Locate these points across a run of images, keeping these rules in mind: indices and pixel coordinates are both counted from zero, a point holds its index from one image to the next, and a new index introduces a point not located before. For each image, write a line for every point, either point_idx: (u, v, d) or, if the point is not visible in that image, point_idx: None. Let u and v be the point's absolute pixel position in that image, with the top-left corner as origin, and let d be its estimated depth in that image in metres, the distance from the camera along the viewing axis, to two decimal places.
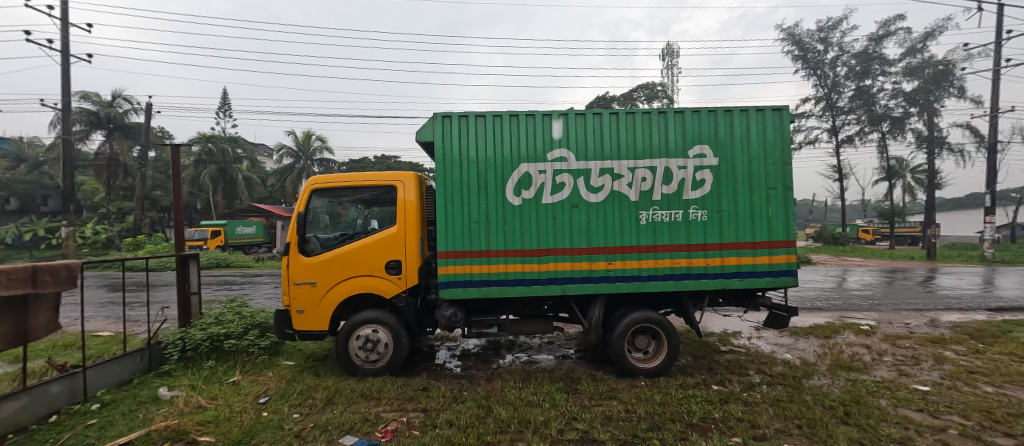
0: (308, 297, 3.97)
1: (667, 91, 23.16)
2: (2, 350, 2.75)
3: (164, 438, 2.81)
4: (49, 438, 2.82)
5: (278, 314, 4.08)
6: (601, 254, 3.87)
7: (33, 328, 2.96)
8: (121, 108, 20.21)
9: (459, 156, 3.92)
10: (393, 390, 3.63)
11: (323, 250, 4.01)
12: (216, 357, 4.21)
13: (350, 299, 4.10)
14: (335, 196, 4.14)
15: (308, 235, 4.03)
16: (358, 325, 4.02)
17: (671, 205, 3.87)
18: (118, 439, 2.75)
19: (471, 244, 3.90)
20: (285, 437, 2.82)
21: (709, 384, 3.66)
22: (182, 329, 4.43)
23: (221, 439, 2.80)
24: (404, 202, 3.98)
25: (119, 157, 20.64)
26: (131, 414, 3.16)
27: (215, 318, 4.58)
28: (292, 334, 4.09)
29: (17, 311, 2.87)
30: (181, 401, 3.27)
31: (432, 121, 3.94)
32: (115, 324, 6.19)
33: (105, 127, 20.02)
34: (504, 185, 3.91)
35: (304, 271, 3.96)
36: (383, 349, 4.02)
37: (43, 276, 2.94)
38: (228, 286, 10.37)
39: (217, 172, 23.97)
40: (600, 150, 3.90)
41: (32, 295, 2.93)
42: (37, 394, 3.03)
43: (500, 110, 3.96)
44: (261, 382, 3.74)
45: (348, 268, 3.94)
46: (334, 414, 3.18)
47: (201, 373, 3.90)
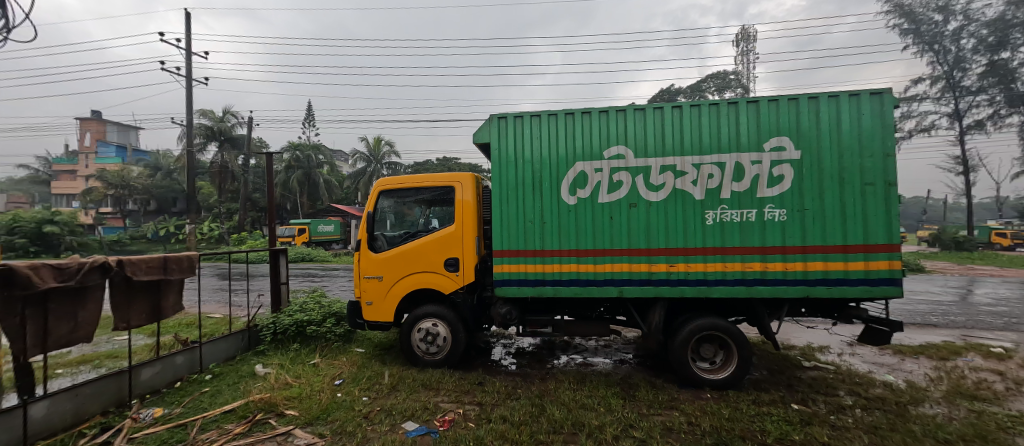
0: (375, 290, 4.29)
1: (742, 80, 21.31)
2: (143, 325, 3.35)
3: (259, 408, 3.19)
4: (175, 400, 3.37)
5: (351, 305, 4.45)
6: (661, 255, 3.68)
7: (166, 307, 3.55)
8: (229, 123, 23.37)
9: (514, 157, 3.97)
10: (450, 383, 3.77)
11: (389, 248, 4.29)
12: (300, 341, 4.70)
13: (413, 294, 4.33)
14: (400, 197, 4.39)
15: (377, 233, 4.36)
16: (419, 319, 4.24)
17: (743, 203, 3.55)
18: (225, 407, 3.20)
19: (526, 243, 3.93)
20: (355, 418, 3.06)
21: (788, 403, 3.30)
22: (274, 314, 4.99)
23: (303, 415, 3.11)
24: (462, 202, 4.12)
25: (228, 165, 23.91)
26: (235, 386, 3.64)
27: (300, 306, 5.08)
28: (361, 323, 4.43)
29: (154, 292, 3.46)
30: (273, 378, 3.69)
31: (489, 122, 4.04)
32: (224, 307, 7.16)
33: (218, 138, 23.24)
34: (559, 185, 3.87)
35: (373, 266, 4.29)
36: (441, 342, 4.19)
37: (171, 264, 3.53)
38: (312, 278, 11.53)
39: (304, 177, 26.71)
40: (661, 145, 3.70)
41: (164, 280, 3.52)
42: (167, 363, 3.62)
43: (555, 109, 3.94)
44: (337, 366, 4.10)
45: (411, 264, 4.18)
46: (398, 400, 3.39)
47: (289, 354, 4.38)
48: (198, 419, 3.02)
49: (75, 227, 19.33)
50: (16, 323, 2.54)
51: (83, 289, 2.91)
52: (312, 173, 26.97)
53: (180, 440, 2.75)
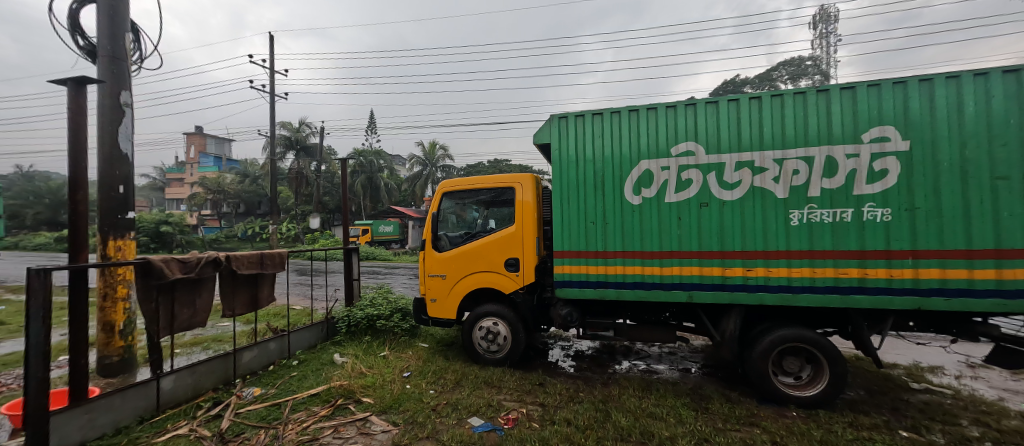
0: (439, 288, 4.45)
1: (822, 67, 19.28)
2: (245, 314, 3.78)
3: (338, 394, 3.45)
4: (269, 381, 3.75)
5: (416, 302, 4.65)
6: (736, 259, 3.42)
7: (262, 298, 3.97)
8: (305, 133, 25.63)
9: (574, 157, 3.92)
10: (512, 382, 3.80)
11: (451, 247, 4.42)
12: (371, 333, 5.00)
13: (474, 292, 4.43)
14: (460, 198, 4.51)
15: (439, 233, 4.52)
16: (480, 317, 4.32)
17: (835, 202, 3.19)
18: (310, 391, 3.50)
19: (587, 244, 3.85)
20: (424, 410, 3.19)
21: (893, 429, 2.90)
22: (348, 308, 5.37)
23: (377, 403, 3.30)
24: (521, 203, 4.13)
25: (304, 171, 26.22)
26: (317, 372, 3.96)
27: (370, 301, 5.41)
28: (426, 320, 4.61)
29: (253, 285, 3.89)
30: (350, 367, 3.96)
31: (549, 122, 4.03)
32: (303, 300, 7.85)
33: (295, 147, 25.59)
34: (622, 184, 3.75)
35: (437, 265, 4.46)
36: (502, 341, 4.23)
37: (267, 260, 3.95)
38: (377, 275, 12.28)
39: (368, 181, 28.52)
40: (736, 140, 3.44)
41: (261, 274, 3.94)
42: (262, 348, 4.04)
43: (618, 106, 3.82)
44: (404, 359, 4.31)
45: (473, 264, 4.28)
46: (463, 395, 3.48)
47: (362, 345, 4.68)
48: (288, 401, 3.34)
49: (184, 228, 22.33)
50: (152, 309, 3.00)
51: (200, 281, 3.36)
52: (375, 177, 28.71)
53: (275, 419, 3.06)
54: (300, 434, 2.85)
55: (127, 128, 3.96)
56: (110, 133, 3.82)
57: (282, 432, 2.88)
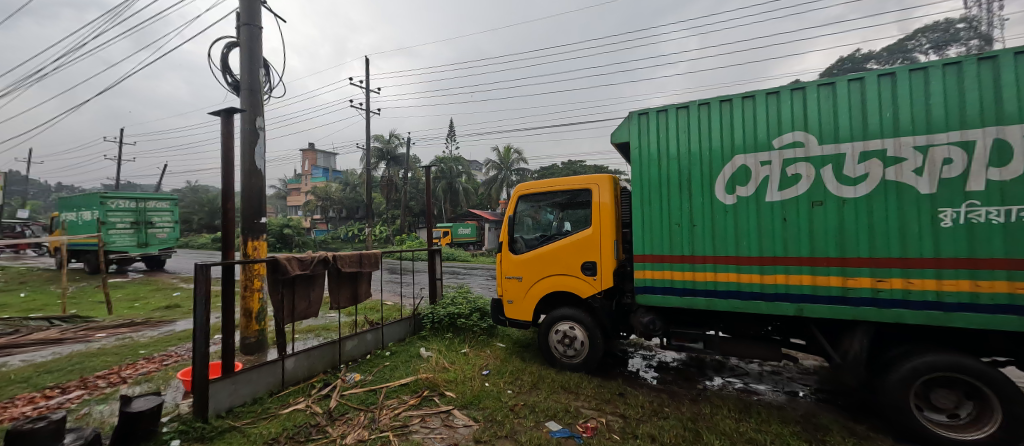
0: (515, 290, 4.47)
1: (975, 31, 15.70)
2: (348, 307, 4.20)
3: (424, 386, 3.64)
4: (366, 369, 4.10)
5: (493, 303, 4.73)
6: (863, 267, 2.88)
7: (361, 293, 4.38)
8: (394, 144, 27.97)
9: (656, 154, 3.67)
10: (590, 389, 3.66)
11: (527, 250, 4.42)
12: (453, 331, 5.21)
13: (550, 295, 4.36)
14: (536, 201, 4.49)
15: (516, 235, 4.54)
16: (556, 320, 4.24)
17: (1008, 197, 2.52)
18: (400, 381, 3.74)
19: (671, 248, 3.57)
20: (502, 409, 3.22)
21: None
22: (432, 305, 5.67)
23: (459, 398, 3.41)
24: (598, 204, 3.96)
25: (393, 178, 28.63)
26: (406, 363, 4.23)
27: (451, 300, 5.64)
28: (503, 320, 4.66)
29: (354, 281, 4.30)
30: (434, 361, 4.16)
31: (628, 119, 3.83)
32: (393, 297, 8.51)
33: (386, 157, 28.06)
34: (713, 182, 3.41)
35: (513, 267, 4.49)
36: (579, 346, 4.10)
37: (365, 260, 4.35)
38: (458, 275, 12.87)
39: (448, 186, 30.11)
40: (861, 127, 2.91)
41: (360, 272, 4.34)
42: (361, 339, 4.44)
43: (707, 97, 3.49)
44: (483, 357, 4.40)
45: (548, 266, 4.22)
46: (540, 398, 3.44)
47: (445, 341, 4.89)
48: (382, 388, 3.61)
49: (298, 230, 25.80)
50: (279, 299, 3.49)
51: (313, 277, 3.83)
52: (455, 182, 30.19)
53: (371, 404, 3.34)
54: (393, 420, 3.06)
55: (261, 147, 4.68)
56: (248, 151, 4.56)
57: (377, 417, 3.12)
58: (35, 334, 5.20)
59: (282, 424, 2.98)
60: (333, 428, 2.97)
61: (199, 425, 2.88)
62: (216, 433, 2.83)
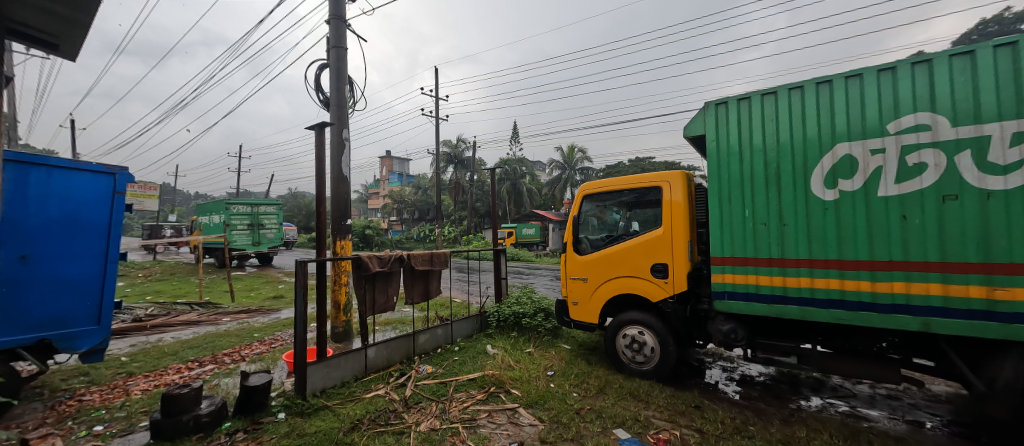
0: (581, 291, 4.42)
1: None
2: (421, 302, 4.50)
3: (490, 382, 3.75)
4: (437, 362, 4.34)
5: (558, 303, 4.71)
6: (1016, 275, 2.36)
7: (432, 290, 4.65)
8: (461, 148, 29.18)
9: (738, 147, 3.40)
10: (662, 398, 3.49)
11: (592, 251, 4.34)
12: (518, 330, 5.28)
13: (617, 298, 4.23)
14: (602, 200, 4.40)
15: (580, 236, 4.49)
16: (625, 324, 4.11)
17: None
18: (469, 375, 3.90)
19: (757, 249, 3.28)
20: (569, 411, 3.21)
21: None
22: (498, 303, 5.81)
23: (524, 396, 3.46)
24: (670, 203, 3.77)
25: (460, 181, 29.88)
26: (474, 359, 4.39)
27: (516, 299, 5.74)
28: (568, 321, 4.63)
29: (426, 279, 4.58)
30: (500, 358, 4.26)
31: (705, 111, 3.60)
32: (461, 294, 8.88)
33: (454, 161, 29.38)
34: (808, 176, 3.06)
35: (578, 268, 4.44)
36: (649, 353, 3.93)
37: (436, 258, 4.62)
38: (522, 275, 13.05)
39: (512, 187, 30.61)
40: (1013, 101, 2.39)
41: (431, 270, 4.61)
42: (432, 333, 4.71)
43: (799, 81, 3.15)
44: (548, 358, 4.41)
45: (615, 268, 4.10)
46: (607, 404, 3.37)
47: (510, 339, 4.98)
48: (452, 381, 3.80)
49: (378, 231, 28.06)
50: (363, 293, 3.85)
51: (390, 274, 4.16)
52: (519, 183, 30.61)
53: (442, 395, 3.53)
54: (462, 413, 3.21)
55: (347, 156, 5.20)
56: (337, 160, 5.08)
57: (448, 408, 3.30)
58: (179, 317, 6.31)
59: (366, 407, 3.28)
60: (408, 415, 3.19)
61: (300, 401, 3.28)
62: (312, 410, 3.20)
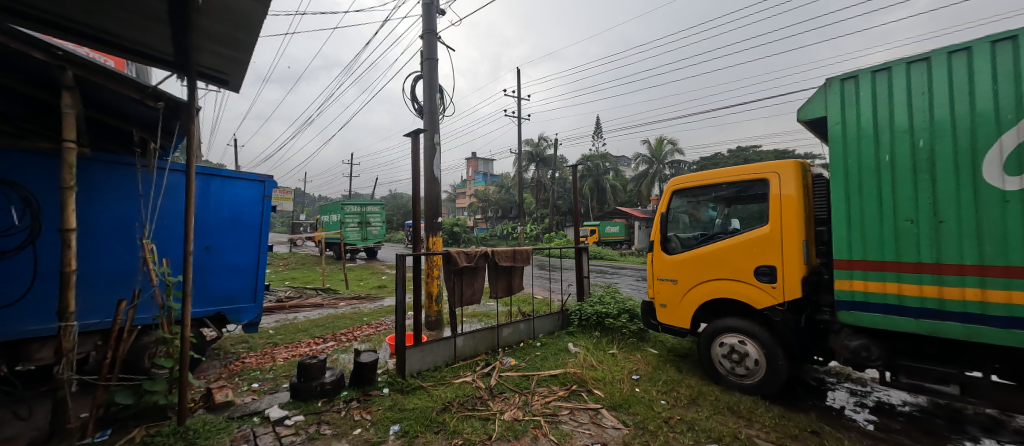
0: (670, 292, 4.14)
1: None
2: (504, 296, 4.71)
3: (572, 380, 3.79)
4: (520, 356, 4.50)
5: (644, 305, 4.47)
6: None
7: (515, 285, 4.83)
8: (542, 146, 29.43)
9: (873, 129, 2.87)
10: (768, 417, 3.17)
11: (683, 250, 4.06)
12: (600, 330, 5.21)
13: (713, 302, 3.88)
14: (695, 196, 4.10)
15: (669, 234, 4.24)
16: (722, 332, 3.76)
17: None
18: (550, 371, 3.98)
19: (900, 252, 2.74)
20: (656, 419, 3.11)
21: None
22: (579, 302, 5.78)
23: (607, 398, 3.43)
24: (778, 197, 3.40)
25: (542, 179, 30.19)
26: (556, 356, 4.45)
27: (599, 299, 5.65)
28: (655, 325, 4.35)
29: (509, 274, 4.78)
30: (583, 357, 4.26)
31: (827, 89, 3.12)
32: (543, 291, 9.02)
33: (536, 159, 29.79)
34: (978, 160, 2.46)
35: (667, 268, 4.17)
36: (752, 365, 3.56)
37: (519, 255, 4.78)
38: (604, 274, 12.77)
39: (594, 184, 29.95)
40: None
41: (513, 266, 4.80)
42: (514, 327, 4.89)
43: (964, 42, 2.55)
44: (633, 361, 4.28)
45: (711, 269, 3.77)
46: (699, 416, 3.18)
47: (593, 339, 4.93)
48: (534, 376, 3.92)
49: (465, 228, 29.66)
50: (452, 286, 4.17)
51: (476, 269, 4.43)
52: (601, 180, 29.84)
53: (525, 388, 3.66)
54: (543, 407, 3.31)
55: (438, 158, 5.65)
56: (429, 163, 5.54)
57: (530, 400, 3.42)
58: (306, 300, 7.47)
59: (455, 391, 3.57)
60: (493, 403, 3.39)
61: (400, 379, 3.69)
62: (409, 388, 3.58)
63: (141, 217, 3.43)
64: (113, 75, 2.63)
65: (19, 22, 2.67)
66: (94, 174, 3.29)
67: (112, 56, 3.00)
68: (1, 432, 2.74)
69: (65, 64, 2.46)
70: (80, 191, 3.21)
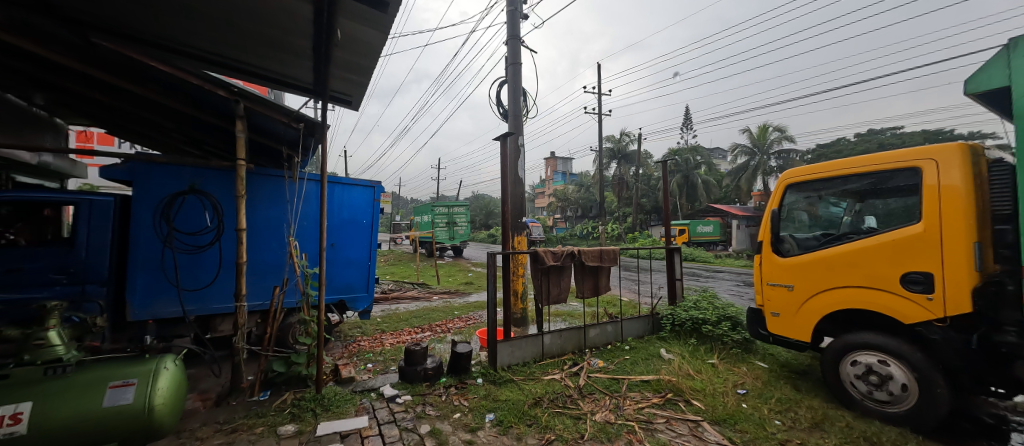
0: (784, 300, 3.66)
1: None
2: (591, 296, 4.67)
3: (668, 388, 3.61)
4: (608, 358, 4.42)
5: (751, 312, 4.02)
6: None
7: (601, 285, 4.75)
8: (625, 142, 28.32)
9: None
10: None
11: (801, 252, 3.59)
12: (697, 337, 4.86)
13: (842, 313, 3.34)
14: (816, 190, 3.63)
15: (782, 235, 3.78)
16: (854, 348, 3.20)
17: None
18: (642, 377, 3.85)
19: None
20: (770, 440, 2.82)
21: None
22: (671, 306, 5.47)
23: (709, 412, 3.20)
24: (930, 188, 2.88)
25: (624, 177, 29.06)
26: (647, 361, 4.28)
27: (694, 304, 5.29)
28: (765, 335, 3.87)
29: (595, 274, 4.73)
30: (677, 365, 4.03)
31: (1013, 52, 2.50)
32: (630, 294, 8.70)
33: (618, 156, 28.79)
34: None
35: (779, 272, 3.71)
36: (899, 391, 2.97)
37: (605, 254, 4.70)
38: (697, 277, 11.86)
39: (684, 179, 27.93)
40: None
41: (600, 266, 4.73)
42: (601, 329, 4.81)
43: None
44: (738, 374, 3.91)
45: (839, 275, 3.26)
46: (826, 442, 2.79)
47: (688, 346, 4.62)
48: (625, 380, 3.82)
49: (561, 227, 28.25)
50: (538, 284, 4.27)
51: (563, 268, 4.47)
52: (692, 175, 27.72)
53: (615, 391, 3.60)
54: (637, 413, 3.22)
55: (523, 160, 5.82)
56: (516, 164, 5.72)
57: (622, 404, 3.35)
58: (405, 294, 8.21)
59: (544, 387, 3.64)
60: (583, 403, 3.39)
61: (492, 371, 3.88)
62: (501, 380, 3.75)
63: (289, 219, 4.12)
64: (268, 103, 3.20)
65: (207, 67, 3.39)
66: (256, 184, 4.04)
67: (260, 86, 3.63)
68: (200, 385, 3.66)
69: (239, 98, 3.09)
70: (247, 198, 3.96)
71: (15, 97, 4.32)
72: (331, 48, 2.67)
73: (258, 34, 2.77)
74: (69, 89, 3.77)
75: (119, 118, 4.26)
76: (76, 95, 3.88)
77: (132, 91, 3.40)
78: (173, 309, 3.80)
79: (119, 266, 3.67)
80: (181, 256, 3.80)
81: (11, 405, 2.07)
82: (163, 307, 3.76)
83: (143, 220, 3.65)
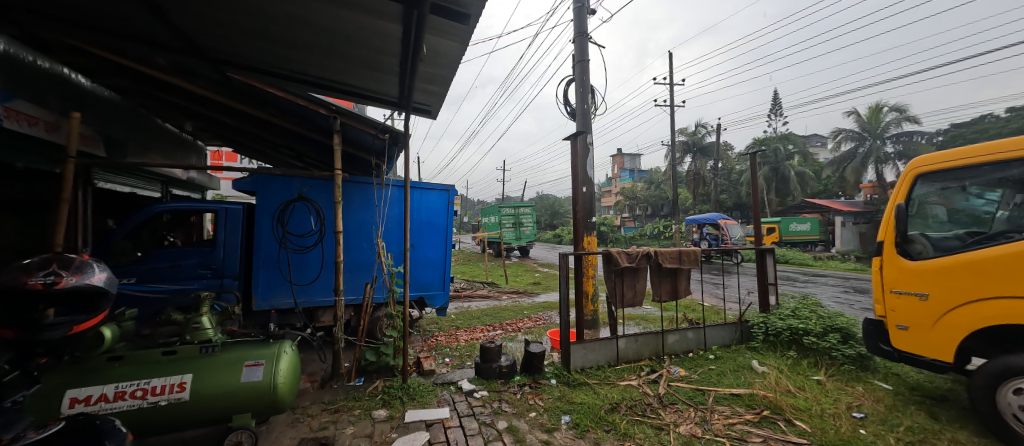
0: (915, 312, 3.09)
1: None
2: (669, 300, 4.40)
3: (764, 405, 3.27)
4: (691, 367, 4.13)
5: (868, 324, 3.47)
6: None
7: (681, 289, 4.45)
8: (701, 134, 26.42)
9: None
10: None
11: (937, 254, 3.01)
12: (797, 349, 4.33)
13: (1000, 330, 2.74)
14: (958, 181, 3.03)
15: (911, 234, 3.19)
16: (1018, 373, 2.61)
17: None
18: (732, 390, 3.53)
19: None
20: None
21: None
22: (764, 314, 4.95)
23: (817, 435, 2.84)
24: None
25: (701, 172, 27.08)
26: (737, 373, 3.92)
27: (792, 312, 4.72)
28: (889, 352, 3.32)
29: (674, 276, 4.44)
30: (774, 379, 3.63)
31: None
32: (712, 298, 8.05)
33: (693, 150, 26.94)
34: None
35: (907, 279, 3.15)
36: None
37: (686, 256, 4.39)
38: (792, 282, 10.61)
39: (772, 172, 25.21)
40: None
41: (679, 268, 4.43)
42: (681, 335, 4.50)
43: None
44: (852, 394, 3.41)
45: (995, 283, 2.68)
46: None
47: (787, 360, 4.14)
48: (711, 391, 3.53)
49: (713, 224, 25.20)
50: (613, 285, 4.13)
51: (637, 270, 4.26)
52: (781, 167, 24.94)
53: (700, 403, 3.34)
54: (727, 428, 2.95)
55: (593, 158, 5.67)
56: (585, 162, 5.59)
57: (709, 418, 3.10)
58: (476, 292, 8.46)
59: (621, 393, 3.50)
60: (665, 413, 3.19)
61: (565, 373, 3.83)
62: (575, 382, 3.69)
63: (378, 221, 4.47)
64: (357, 117, 3.55)
65: (312, 89, 3.79)
66: (351, 191, 4.44)
67: (341, 99, 3.94)
68: (308, 369, 4.18)
69: (336, 115, 3.51)
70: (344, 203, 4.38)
71: (169, 125, 5.25)
72: (417, 63, 2.83)
73: (355, 57, 3.04)
74: (206, 115, 4.48)
75: (242, 137, 4.97)
76: (211, 120, 4.60)
77: (253, 113, 3.94)
78: (286, 301, 4.31)
79: (246, 263, 4.25)
80: (292, 255, 4.30)
81: (178, 376, 2.54)
82: (279, 298, 4.29)
83: (264, 224, 4.20)
